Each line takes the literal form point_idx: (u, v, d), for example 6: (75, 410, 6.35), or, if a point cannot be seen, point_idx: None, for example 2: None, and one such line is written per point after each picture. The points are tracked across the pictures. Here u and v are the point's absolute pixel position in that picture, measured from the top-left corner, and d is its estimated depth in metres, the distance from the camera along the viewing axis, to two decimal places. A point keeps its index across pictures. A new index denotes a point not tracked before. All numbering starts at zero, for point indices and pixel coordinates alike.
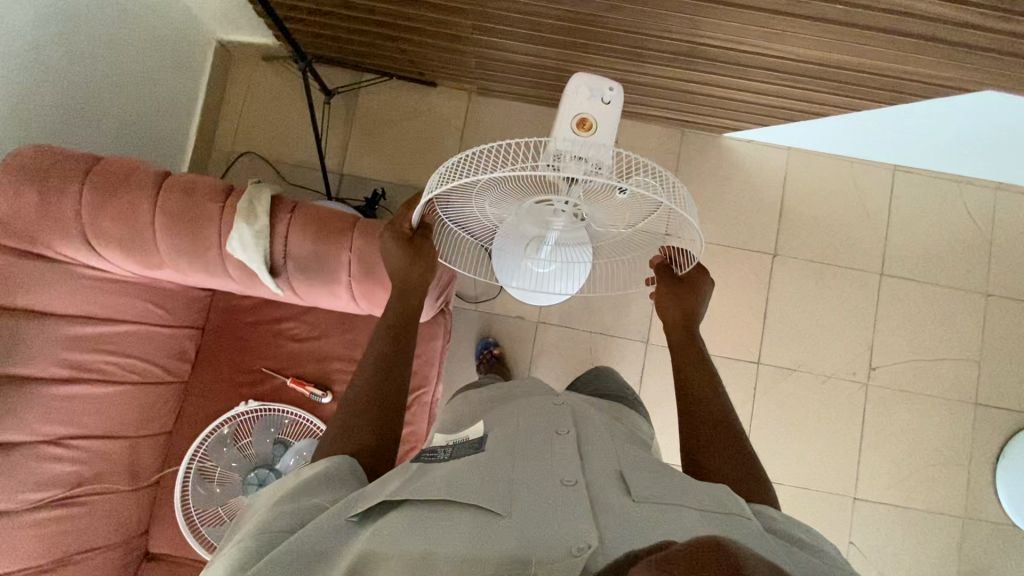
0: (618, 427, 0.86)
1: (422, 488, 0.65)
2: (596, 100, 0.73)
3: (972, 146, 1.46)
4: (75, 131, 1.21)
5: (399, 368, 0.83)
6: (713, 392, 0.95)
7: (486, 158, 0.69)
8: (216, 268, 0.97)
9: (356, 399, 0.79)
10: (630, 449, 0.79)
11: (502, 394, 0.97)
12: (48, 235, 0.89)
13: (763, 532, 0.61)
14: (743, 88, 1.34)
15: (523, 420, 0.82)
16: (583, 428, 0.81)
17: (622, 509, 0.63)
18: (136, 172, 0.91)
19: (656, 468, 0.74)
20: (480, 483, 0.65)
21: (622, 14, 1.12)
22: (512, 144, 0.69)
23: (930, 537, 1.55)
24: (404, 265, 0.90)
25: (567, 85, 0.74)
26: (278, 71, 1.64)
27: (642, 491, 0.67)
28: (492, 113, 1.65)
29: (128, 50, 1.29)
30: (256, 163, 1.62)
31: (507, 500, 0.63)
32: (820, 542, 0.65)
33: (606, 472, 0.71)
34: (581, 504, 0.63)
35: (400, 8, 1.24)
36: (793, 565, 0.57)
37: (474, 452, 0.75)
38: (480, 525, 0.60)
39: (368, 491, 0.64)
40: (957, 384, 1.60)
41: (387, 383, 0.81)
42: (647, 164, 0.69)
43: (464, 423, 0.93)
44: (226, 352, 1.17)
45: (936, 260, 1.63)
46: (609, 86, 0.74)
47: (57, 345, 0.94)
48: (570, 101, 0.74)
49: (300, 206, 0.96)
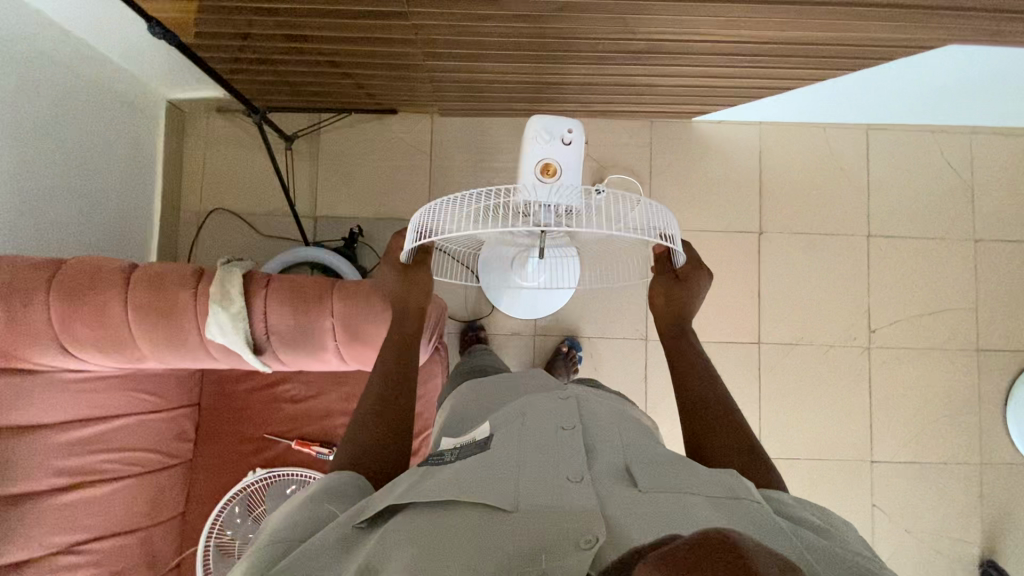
0: (623, 418, 0.85)
1: (426, 490, 0.63)
2: (557, 142, 0.75)
3: (942, 98, 1.44)
4: (37, 224, 1.18)
5: (403, 403, 0.82)
6: (702, 368, 0.89)
7: (458, 201, 0.70)
8: (199, 354, 0.96)
9: (363, 424, 0.78)
10: (638, 440, 0.77)
11: (513, 387, 0.99)
12: (22, 349, 0.87)
13: (773, 518, 0.59)
14: (706, 74, 1.31)
15: (527, 414, 0.80)
16: (588, 421, 0.80)
17: (629, 501, 0.61)
18: (102, 269, 0.89)
19: (663, 457, 0.72)
20: (486, 482, 0.64)
21: (570, 22, 1.09)
22: (483, 192, 0.69)
23: (950, 487, 1.56)
24: (399, 288, 0.91)
25: (525, 129, 0.76)
26: (235, 121, 1.61)
27: (649, 481, 0.66)
28: (457, 132, 1.62)
29: (77, 130, 1.26)
30: (227, 219, 1.60)
31: (514, 496, 0.62)
32: (834, 521, 0.63)
33: (612, 466, 0.69)
34: (588, 497, 0.61)
35: (349, 46, 1.21)
36: (809, 555, 0.54)
37: (481, 450, 0.72)
38: (486, 521, 0.58)
39: (376, 497, 0.64)
40: (958, 333, 1.60)
41: (392, 416, 0.80)
42: (613, 195, 0.68)
43: (470, 425, 0.91)
44: (228, 424, 1.18)
45: (921, 212, 1.62)
46: (569, 128, 0.75)
47: (52, 455, 0.93)
48: (531, 147, 0.76)
49: (274, 279, 0.96)
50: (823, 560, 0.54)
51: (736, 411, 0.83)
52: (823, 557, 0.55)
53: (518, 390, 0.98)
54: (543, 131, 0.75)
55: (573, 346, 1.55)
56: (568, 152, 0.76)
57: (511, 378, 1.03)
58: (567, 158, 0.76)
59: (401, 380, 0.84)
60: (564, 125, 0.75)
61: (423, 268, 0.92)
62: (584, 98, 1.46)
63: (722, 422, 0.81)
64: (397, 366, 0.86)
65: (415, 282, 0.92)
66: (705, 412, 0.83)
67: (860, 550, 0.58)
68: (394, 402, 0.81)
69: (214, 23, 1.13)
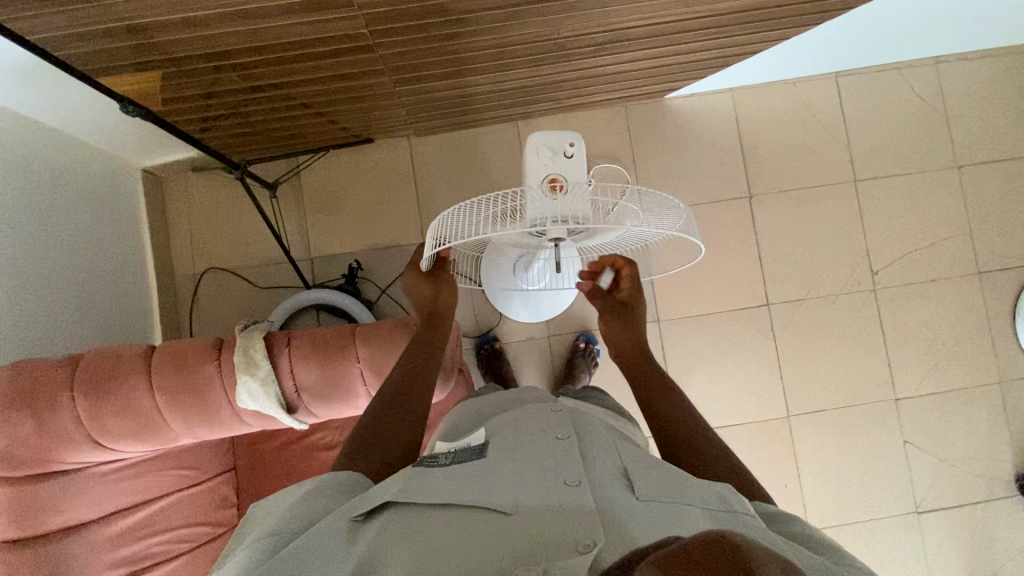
0: (617, 430, 0.85)
1: (426, 491, 0.64)
2: (560, 156, 0.85)
3: (904, 35, 1.45)
4: (39, 325, 1.17)
5: (419, 412, 0.85)
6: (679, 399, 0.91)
7: (475, 208, 0.77)
8: (232, 422, 1.02)
9: (377, 428, 0.81)
10: (633, 447, 0.77)
11: (510, 398, 0.99)
12: (56, 451, 0.92)
13: (771, 533, 0.58)
14: (673, 52, 1.30)
15: (525, 427, 0.80)
16: (584, 430, 0.79)
17: (627, 508, 0.61)
18: (120, 360, 0.95)
19: (662, 463, 0.71)
20: (485, 487, 0.65)
21: (531, 26, 1.06)
22: (498, 198, 0.76)
23: (977, 410, 1.60)
24: (428, 293, 1.02)
25: (528, 146, 0.86)
26: (212, 179, 1.60)
27: (645, 487, 0.65)
28: (435, 150, 1.61)
29: (58, 219, 1.24)
30: (223, 276, 1.59)
31: (513, 498, 0.62)
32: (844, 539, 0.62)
33: (608, 469, 0.69)
34: (586, 503, 0.60)
35: (306, 88, 1.20)
36: (802, 563, 0.54)
37: (478, 458, 0.73)
38: (485, 524, 0.59)
39: (373, 492, 0.65)
40: (957, 260, 1.62)
41: (406, 425, 0.83)
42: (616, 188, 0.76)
43: (467, 430, 0.92)
44: (266, 482, 1.21)
45: (902, 149, 1.64)
46: (569, 142, 0.85)
47: (101, 548, 0.97)
48: (537, 162, 0.85)
49: (295, 337, 1.03)
50: (813, 565, 0.54)
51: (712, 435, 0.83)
52: (815, 565, 0.54)
53: (516, 403, 0.97)
54: (546, 147, 0.84)
55: (590, 341, 1.56)
56: (571, 163, 0.85)
57: (507, 394, 1.03)
58: (568, 169, 0.85)
59: (417, 393, 0.88)
60: (566, 140, 0.85)
61: (447, 273, 1.04)
62: (556, 94, 1.46)
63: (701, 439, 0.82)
64: (414, 381, 0.89)
65: (437, 291, 1.02)
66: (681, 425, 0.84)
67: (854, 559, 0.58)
68: (401, 414, 0.84)
69: (181, 87, 1.12)
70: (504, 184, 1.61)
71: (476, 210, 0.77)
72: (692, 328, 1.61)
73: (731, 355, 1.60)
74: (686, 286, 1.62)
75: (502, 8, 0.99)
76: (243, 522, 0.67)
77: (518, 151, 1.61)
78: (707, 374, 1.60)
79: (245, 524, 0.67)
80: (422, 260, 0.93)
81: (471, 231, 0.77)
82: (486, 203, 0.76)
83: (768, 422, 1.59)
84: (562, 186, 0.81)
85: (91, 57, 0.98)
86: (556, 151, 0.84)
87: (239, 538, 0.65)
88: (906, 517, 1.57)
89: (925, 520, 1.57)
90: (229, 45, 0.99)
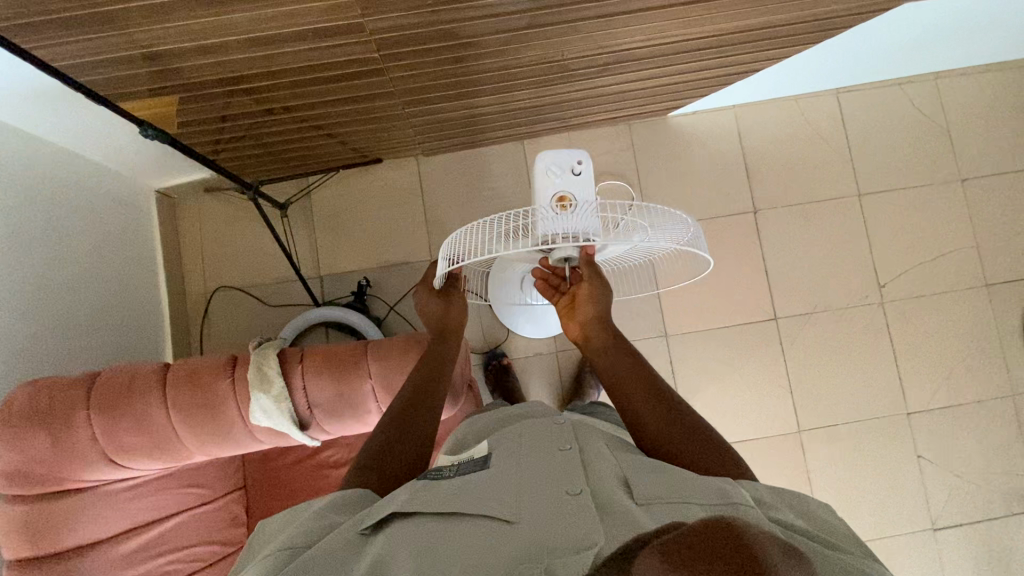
0: (614, 438, 0.84)
1: (431, 500, 0.65)
2: (568, 173, 0.84)
3: (901, 52, 1.47)
4: (48, 345, 1.17)
5: (427, 426, 0.86)
6: (650, 371, 0.87)
7: (485, 227, 0.79)
8: (244, 439, 1.02)
9: (384, 442, 0.81)
10: (632, 454, 0.76)
11: (515, 413, 0.99)
12: (69, 470, 0.93)
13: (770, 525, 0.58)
14: (674, 72, 1.33)
15: (525, 439, 0.80)
16: (585, 441, 0.79)
17: (628, 511, 0.61)
18: (135, 378, 0.97)
19: (660, 466, 0.71)
20: (489, 495, 0.65)
21: (535, 48, 1.09)
22: (508, 217, 0.78)
23: (990, 424, 1.58)
24: (437, 309, 1.03)
25: (537, 166, 0.85)
26: (223, 199, 1.63)
27: (645, 492, 0.65)
28: (442, 169, 1.64)
29: (74, 241, 1.27)
30: (234, 294, 1.61)
31: (515, 505, 0.63)
32: (846, 538, 0.62)
33: (608, 475, 0.69)
34: (588, 509, 0.61)
35: (314, 110, 1.22)
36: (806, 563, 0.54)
37: (482, 469, 0.73)
38: (490, 532, 0.59)
39: (380, 504, 0.66)
40: (963, 271, 1.62)
41: (413, 439, 0.83)
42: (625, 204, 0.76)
43: (472, 444, 0.92)
44: (276, 500, 1.20)
45: (904, 163, 1.66)
46: (578, 159, 0.84)
47: (110, 565, 0.97)
48: (546, 181, 0.85)
49: (307, 353, 1.04)
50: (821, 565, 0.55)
51: (688, 410, 0.81)
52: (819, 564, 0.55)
53: (519, 418, 0.97)
54: (553, 167, 0.83)
55: None
56: (578, 181, 0.85)
57: (511, 409, 1.03)
58: (578, 187, 0.85)
59: (425, 407, 0.88)
60: (574, 158, 0.84)
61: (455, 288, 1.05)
62: (561, 113, 1.48)
63: (683, 420, 0.79)
64: (422, 395, 0.90)
65: (447, 306, 1.03)
66: (661, 406, 0.82)
67: (856, 554, 0.58)
68: (409, 428, 0.84)
69: (194, 110, 1.15)
70: (510, 201, 1.63)
71: (485, 228, 0.79)
72: (699, 342, 1.61)
73: (739, 369, 1.60)
74: (693, 301, 1.62)
75: (508, 31, 1.02)
76: (254, 537, 0.68)
77: (523, 169, 1.64)
78: (715, 389, 1.59)
79: (256, 541, 0.67)
80: (435, 280, 0.94)
81: (481, 249, 0.79)
82: (497, 222, 0.78)
83: (778, 438, 1.58)
84: (571, 205, 0.81)
85: (110, 82, 1.02)
86: (564, 169, 0.84)
87: (248, 557, 0.65)
88: (922, 534, 1.54)
89: (941, 537, 1.54)
90: (245, 70, 1.02)
